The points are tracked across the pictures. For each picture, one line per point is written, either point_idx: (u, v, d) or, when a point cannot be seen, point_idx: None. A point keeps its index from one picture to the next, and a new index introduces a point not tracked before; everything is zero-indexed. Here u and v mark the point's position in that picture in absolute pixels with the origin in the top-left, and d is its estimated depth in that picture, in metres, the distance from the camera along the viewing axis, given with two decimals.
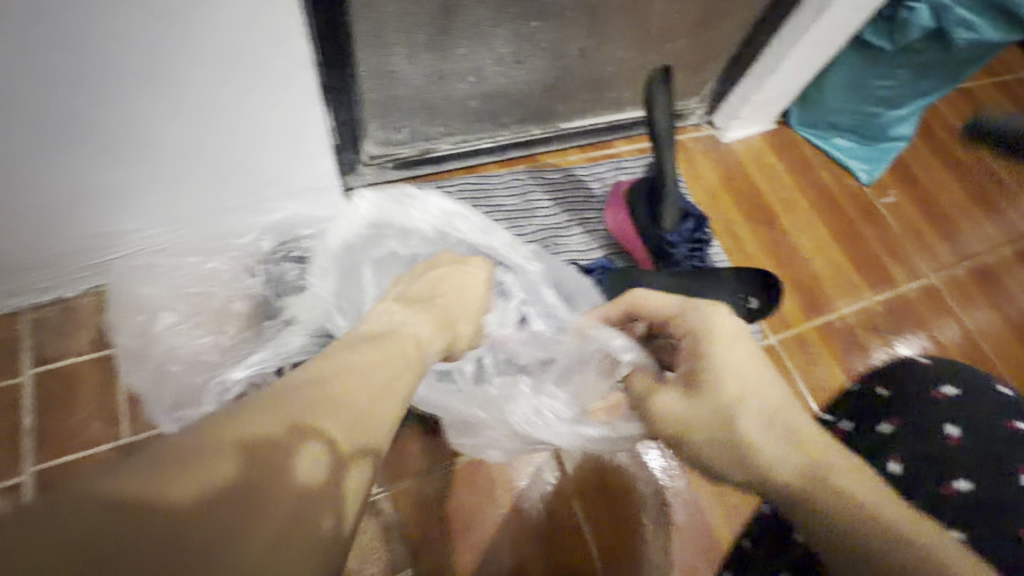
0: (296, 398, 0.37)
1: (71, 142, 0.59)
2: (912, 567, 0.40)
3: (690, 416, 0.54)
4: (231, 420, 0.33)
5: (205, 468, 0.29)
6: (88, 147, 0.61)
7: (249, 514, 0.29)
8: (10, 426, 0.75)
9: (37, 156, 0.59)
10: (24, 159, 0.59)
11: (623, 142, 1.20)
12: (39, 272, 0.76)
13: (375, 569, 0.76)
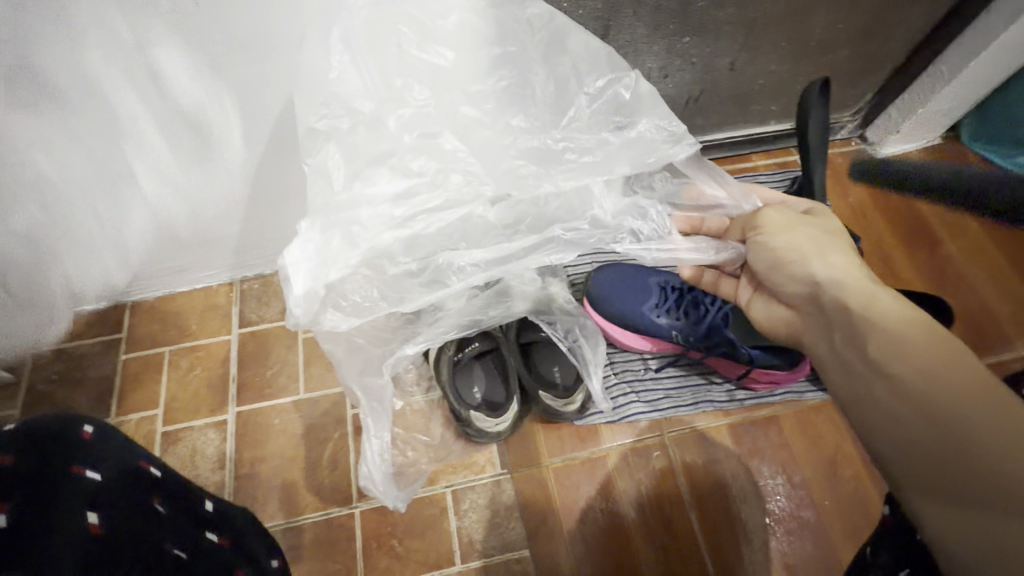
0: None
1: (272, 154, 0.77)
2: (933, 413, 0.40)
3: (771, 233, 0.61)
4: None
5: None
6: (281, 157, 0.78)
7: None
8: (221, 373, 0.93)
9: (247, 167, 0.78)
10: (236, 170, 0.78)
11: (762, 156, 1.16)
12: (249, 251, 0.94)
13: (498, 545, 0.82)
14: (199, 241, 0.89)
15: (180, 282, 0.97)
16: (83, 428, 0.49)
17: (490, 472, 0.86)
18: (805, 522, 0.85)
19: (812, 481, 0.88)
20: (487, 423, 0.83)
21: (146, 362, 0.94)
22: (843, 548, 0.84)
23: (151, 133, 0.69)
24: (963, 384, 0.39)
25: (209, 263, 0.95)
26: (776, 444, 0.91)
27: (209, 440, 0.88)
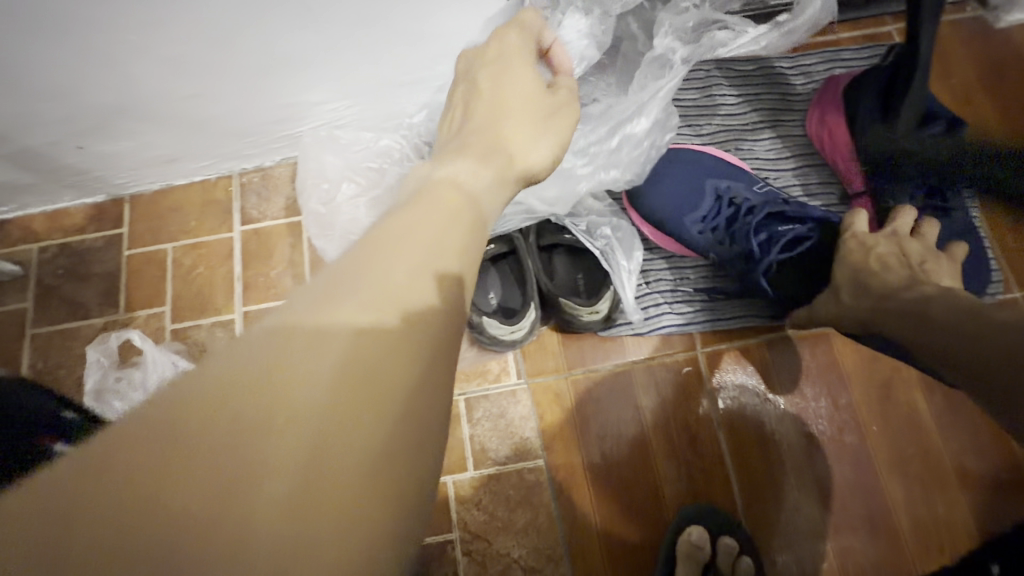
0: (355, 295, 0.31)
1: (258, 41, 0.65)
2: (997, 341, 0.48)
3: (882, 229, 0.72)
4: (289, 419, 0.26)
5: (314, 367, 0.27)
6: (274, 46, 0.67)
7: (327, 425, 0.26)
8: (225, 270, 0.88)
9: (235, 60, 0.68)
10: (218, 64, 0.68)
11: (848, 25, 0.94)
12: (242, 140, 0.85)
13: (510, 454, 0.79)
14: (186, 127, 0.78)
15: (175, 176, 0.89)
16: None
17: (504, 381, 0.81)
18: (847, 448, 0.78)
19: (860, 403, 0.80)
20: (502, 330, 0.76)
21: (150, 259, 0.90)
22: (887, 476, 0.77)
23: (119, 34, 0.60)
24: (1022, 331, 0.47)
25: (203, 154, 0.86)
26: (823, 364, 0.81)
27: (219, 338, 0.86)
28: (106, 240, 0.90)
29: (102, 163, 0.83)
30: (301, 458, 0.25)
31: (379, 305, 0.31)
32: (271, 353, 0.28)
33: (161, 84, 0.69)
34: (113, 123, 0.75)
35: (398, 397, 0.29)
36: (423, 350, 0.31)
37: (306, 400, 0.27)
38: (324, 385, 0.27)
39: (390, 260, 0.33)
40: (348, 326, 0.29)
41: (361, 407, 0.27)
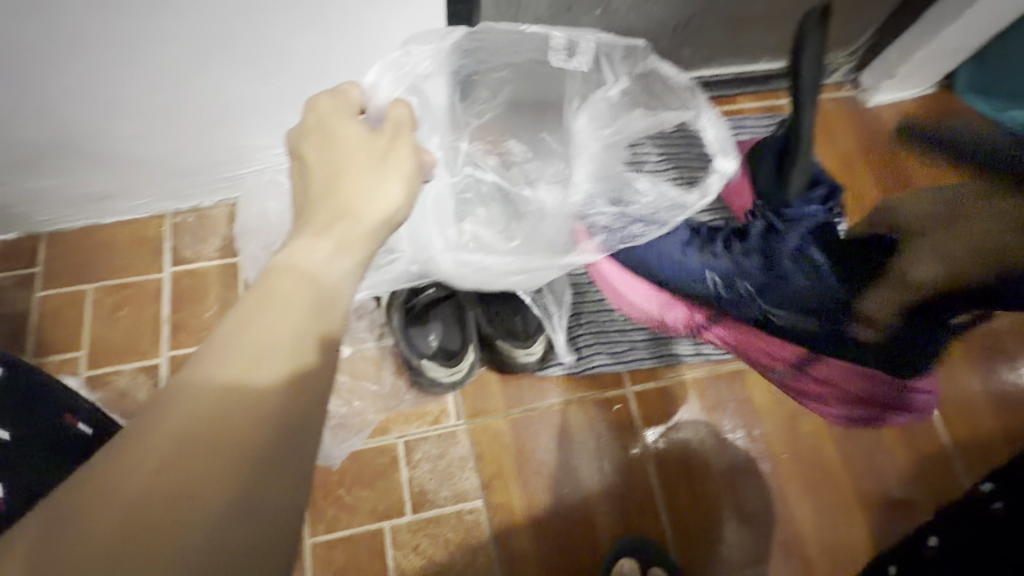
0: (231, 352, 0.32)
1: (203, 84, 0.67)
2: None
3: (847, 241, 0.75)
4: (162, 469, 0.28)
5: (184, 419, 0.30)
6: (219, 91, 0.69)
7: (201, 467, 0.29)
8: (152, 312, 0.85)
9: (177, 103, 0.69)
10: (160, 106, 0.69)
11: (751, 97, 1.08)
12: (178, 180, 0.83)
13: (450, 495, 0.79)
14: (119, 166, 0.77)
15: (103, 214, 0.86)
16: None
17: (445, 422, 0.82)
18: (762, 476, 0.85)
19: (772, 435, 0.88)
20: (441, 371, 0.79)
21: (67, 300, 0.85)
22: (797, 500, 0.84)
23: (56, 67, 0.60)
24: None
25: (135, 193, 0.84)
26: (738, 398, 0.89)
27: (143, 384, 0.81)
28: (17, 280, 0.85)
29: (21, 199, 0.79)
30: (173, 504, 0.28)
31: (218, 393, 0.31)
32: (103, 469, 0.29)
33: (98, 123, 0.69)
34: (38, 159, 0.72)
35: (217, 489, 0.29)
36: (257, 435, 0.30)
37: (124, 506, 0.28)
38: (140, 491, 0.28)
39: (233, 355, 0.32)
40: (170, 434, 0.29)
41: (180, 501, 0.28)
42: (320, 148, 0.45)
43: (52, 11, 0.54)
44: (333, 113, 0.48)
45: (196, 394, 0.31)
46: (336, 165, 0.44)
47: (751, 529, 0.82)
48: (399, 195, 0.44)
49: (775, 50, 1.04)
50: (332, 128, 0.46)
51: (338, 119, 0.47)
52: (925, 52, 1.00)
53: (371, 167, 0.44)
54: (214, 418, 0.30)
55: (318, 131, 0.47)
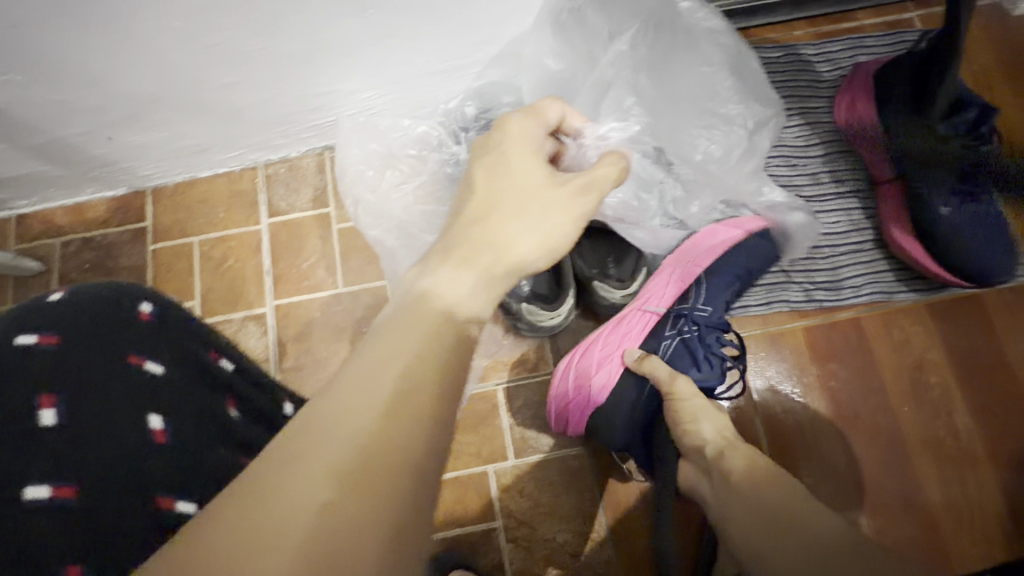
0: (396, 343, 0.33)
1: (285, 26, 0.64)
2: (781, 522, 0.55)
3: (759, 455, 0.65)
4: (343, 450, 0.27)
5: (360, 397, 0.29)
6: (300, 31, 0.65)
7: (386, 451, 0.28)
8: (255, 263, 0.87)
9: (261, 46, 0.66)
10: (249, 49, 0.66)
11: (872, 11, 0.95)
12: (271, 130, 0.83)
13: (551, 442, 0.79)
14: (218, 115, 0.77)
15: (202, 167, 0.88)
16: (140, 308, 0.46)
17: (544, 370, 0.81)
18: (878, 431, 0.80)
19: (892, 386, 0.82)
20: (541, 315, 0.75)
21: (177, 252, 0.88)
22: (921, 456, 0.79)
23: (158, 19, 0.59)
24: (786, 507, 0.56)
25: (231, 144, 0.84)
26: (853, 348, 0.83)
27: (254, 332, 0.84)
28: (131, 234, 0.88)
29: (128, 153, 0.81)
30: (358, 493, 0.27)
31: (394, 377, 0.31)
32: (266, 486, 0.26)
33: (200, 72, 0.68)
34: (145, 112, 0.73)
35: (404, 479, 0.28)
36: (430, 419, 0.30)
37: (307, 516, 0.25)
38: (328, 499, 0.26)
39: (371, 374, 0.30)
40: (342, 440, 0.28)
41: (370, 489, 0.27)
42: (491, 175, 0.47)
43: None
44: (514, 136, 0.50)
45: (370, 376, 0.30)
46: (497, 204, 0.45)
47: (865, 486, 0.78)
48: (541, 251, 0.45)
49: None
50: (509, 158, 0.48)
51: (513, 153, 0.48)
52: None
53: (529, 210, 0.45)
54: (385, 397, 0.30)
55: (493, 155, 0.48)
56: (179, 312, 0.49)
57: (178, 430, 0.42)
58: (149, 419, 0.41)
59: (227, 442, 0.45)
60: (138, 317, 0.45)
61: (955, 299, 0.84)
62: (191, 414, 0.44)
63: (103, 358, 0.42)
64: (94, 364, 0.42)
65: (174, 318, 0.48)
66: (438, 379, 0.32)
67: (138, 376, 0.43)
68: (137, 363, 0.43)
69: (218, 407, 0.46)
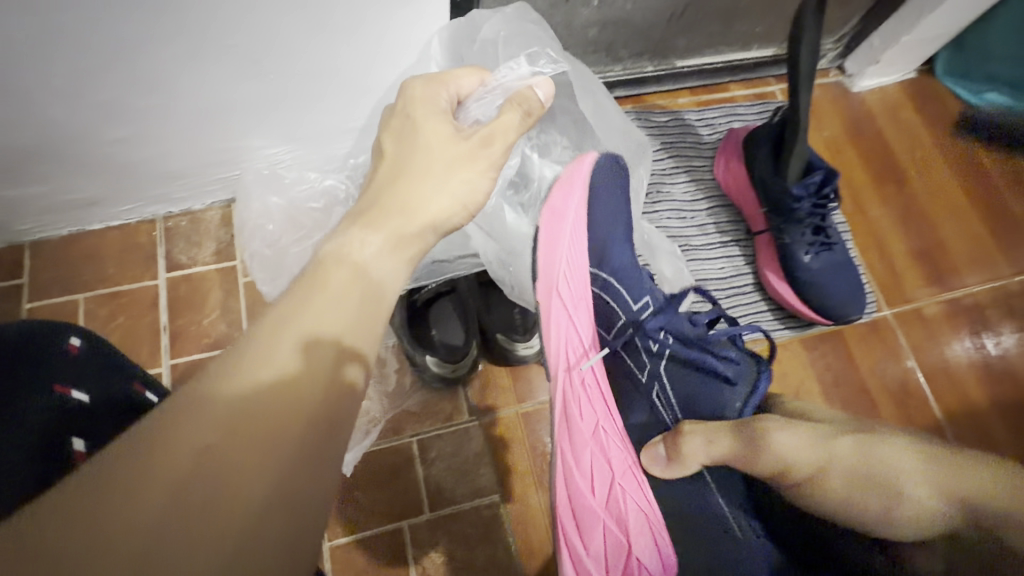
0: (262, 356, 0.32)
1: (182, 84, 0.64)
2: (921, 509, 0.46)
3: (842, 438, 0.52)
4: (178, 469, 0.28)
5: (210, 413, 0.30)
6: (199, 87, 0.65)
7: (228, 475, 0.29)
8: (149, 321, 0.82)
9: (158, 103, 0.66)
10: (144, 105, 0.65)
11: (742, 85, 1.09)
12: (171, 183, 0.81)
13: (466, 492, 0.79)
14: (110, 169, 0.74)
15: (91, 220, 0.83)
16: (70, 342, 0.43)
17: (457, 419, 0.82)
18: None
19: None
20: (444, 368, 0.77)
21: (58, 311, 0.82)
22: None
23: (41, 73, 0.57)
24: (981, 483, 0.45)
25: (123, 198, 0.81)
26: None
27: None
28: (3, 293, 0.81)
29: (1, 208, 0.75)
30: (187, 514, 0.28)
31: (252, 400, 0.31)
32: (87, 499, 0.27)
33: (91, 126, 0.66)
34: (25, 165, 0.69)
35: (231, 514, 0.29)
36: (287, 447, 0.31)
37: (118, 537, 0.26)
38: (145, 526, 0.27)
39: (222, 397, 0.31)
40: (169, 468, 0.28)
41: (206, 507, 0.28)
42: (398, 141, 0.50)
43: (32, 14, 0.51)
44: (419, 102, 0.53)
45: (224, 394, 0.31)
46: (402, 168, 0.48)
47: None
48: (455, 209, 0.49)
49: (765, 37, 1.06)
50: (412, 121, 0.51)
51: (419, 110, 0.52)
52: (910, 36, 1.02)
53: (433, 171, 0.48)
54: (240, 420, 0.30)
55: (398, 120, 0.52)
56: (111, 345, 0.46)
57: None
58: (73, 444, 0.40)
59: None
60: (68, 351, 0.42)
61: (823, 334, 0.95)
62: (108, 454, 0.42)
63: (21, 391, 0.39)
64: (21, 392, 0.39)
65: (108, 353, 0.45)
66: (297, 417, 0.32)
67: (64, 411, 0.41)
68: (62, 394, 0.41)
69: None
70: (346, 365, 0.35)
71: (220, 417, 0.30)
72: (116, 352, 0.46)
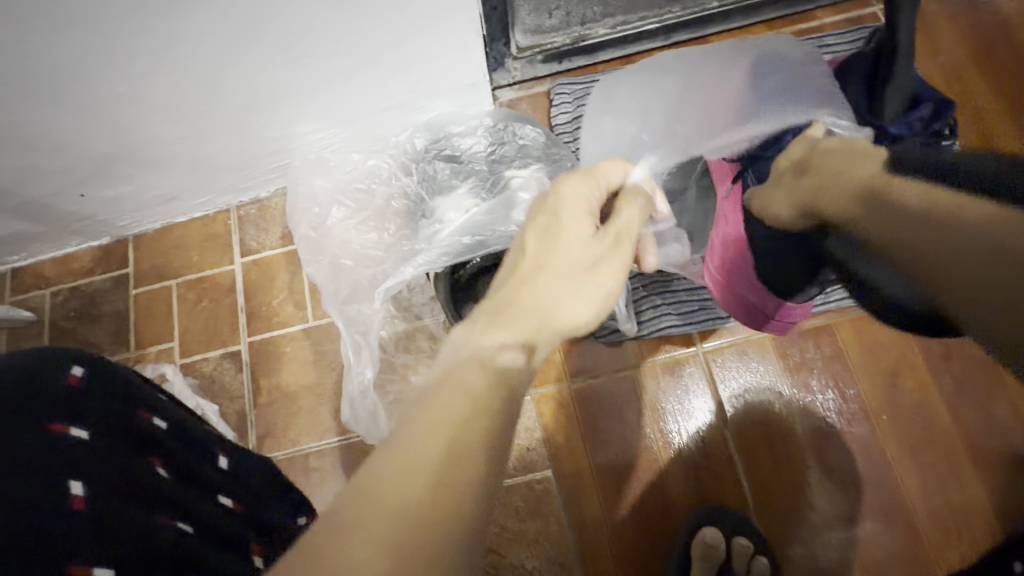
0: (468, 368, 0.39)
1: (220, 77, 0.66)
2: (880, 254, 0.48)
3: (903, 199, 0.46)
4: (427, 448, 0.33)
5: (437, 420, 0.34)
6: (235, 77, 0.67)
7: (464, 468, 0.33)
8: (229, 303, 0.90)
9: (204, 99, 0.69)
10: (191, 101, 0.69)
11: (832, 10, 0.94)
12: (237, 174, 0.86)
13: (518, 466, 0.79)
14: (181, 165, 0.80)
15: (176, 213, 0.92)
16: (69, 371, 0.43)
17: None
18: (855, 438, 0.78)
19: (868, 392, 0.79)
20: None
21: (156, 297, 0.92)
22: (902, 466, 0.77)
23: (97, 81, 0.62)
24: (944, 219, 0.42)
25: (199, 191, 0.88)
26: (829, 356, 0.81)
27: (227, 369, 0.87)
28: (115, 281, 0.93)
29: (102, 207, 0.85)
30: (438, 523, 0.30)
31: (465, 408, 0.36)
32: (337, 550, 0.28)
33: (150, 126, 0.72)
34: (111, 168, 0.77)
35: (450, 541, 0.30)
36: (477, 421, 0.36)
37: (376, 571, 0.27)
38: (388, 565, 0.27)
39: (426, 433, 0.33)
40: (400, 503, 0.30)
41: (444, 508, 0.31)
42: (542, 240, 0.48)
43: (89, 28, 0.54)
44: (569, 202, 0.50)
45: (437, 411, 0.35)
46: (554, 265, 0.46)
47: (847, 493, 0.76)
48: (589, 312, 0.47)
49: None
50: (561, 224, 0.48)
51: (567, 205, 0.50)
52: None
53: (572, 269, 0.46)
54: (447, 422, 0.34)
55: (545, 219, 0.49)
56: (111, 367, 0.46)
57: (106, 493, 0.39)
58: (70, 485, 0.38)
59: (158, 501, 0.43)
60: (67, 383, 0.42)
61: None
62: (111, 478, 0.40)
63: (22, 429, 0.38)
64: (19, 437, 0.37)
65: (108, 378, 0.45)
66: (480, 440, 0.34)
67: (59, 443, 0.39)
68: (59, 431, 0.40)
69: (138, 468, 0.43)
70: (509, 355, 0.41)
71: (430, 421, 0.34)
72: (124, 377, 0.47)
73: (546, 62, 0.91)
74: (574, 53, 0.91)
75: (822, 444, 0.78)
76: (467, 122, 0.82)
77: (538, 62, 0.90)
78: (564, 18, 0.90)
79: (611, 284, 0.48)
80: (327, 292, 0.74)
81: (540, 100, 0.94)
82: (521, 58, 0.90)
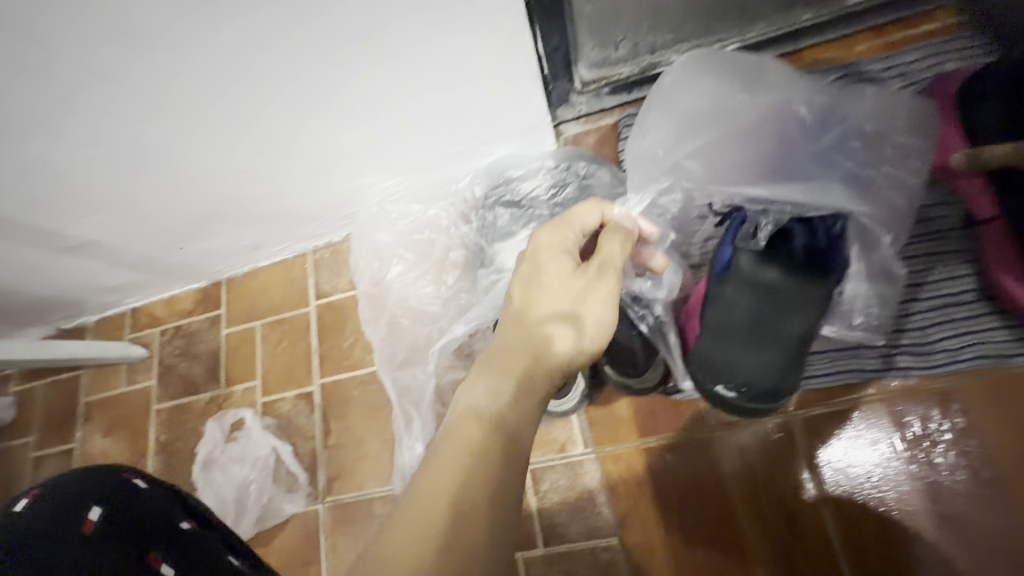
0: (469, 428, 0.40)
1: (284, 140, 0.69)
2: None
3: None
4: (423, 514, 0.35)
5: (438, 481, 0.37)
6: (297, 139, 0.70)
7: (460, 532, 0.35)
8: (305, 345, 0.95)
9: (270, 162, 0.73)
10: (259, 164, 0.73)
11: (961, 7, 0.79)
12: (310, 223, 0.90)
13: (581, 530, 0.74)
14: (260, 219, 0.85)
15: (260, 259, 0.98)
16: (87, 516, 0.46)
17: (572, 451, 0.77)
18: (996, 531, 0.64)
19: (1012, 475, 0.65)
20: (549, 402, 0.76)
21: (243, 337, 0.99)
22: None
23: (176, 151, 0.68)
24: None
25: (279, 239, 0.93)
26: (958, 428, 0.67)
27: (301, 410, 0.91)
28: (210, 321, 1.01)
29: (198, 257, 0.93)
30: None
31: (467, 461, 0.38)
32: None
33: (226, 188, 0.77)
34: (200, 226, 0.84)
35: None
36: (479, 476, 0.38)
37: None
38: None
39: (430, 491, 0.37)
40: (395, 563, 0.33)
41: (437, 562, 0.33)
42: (525, 287, 0.50)
43: (167, 106, 0.60)
44: (546, 247, 0.53)
45: (441, 469, 0.38)
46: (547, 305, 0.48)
47: None
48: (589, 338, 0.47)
49: None
50: (540, 268, 0.51)
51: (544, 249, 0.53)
52: None
53: (560, 301, 0.48)
54: (453, 480, 0.37)
55: (525, 267, 0.52)
56: (139, 501, 0.49)
57: None
58: None
59: None
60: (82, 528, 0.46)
61: None
62: None
63: None
64: None
65: (127, 517, 0.47)
66: (478, 502, 0.36)
67: None
68: None
69: None
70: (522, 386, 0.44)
71: (439, 489, 0.37)
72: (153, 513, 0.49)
73: (613, 94, 0.86)
74: (644, 83, 0.85)
75: (950, 534, 0.64)
76: (526, 167, 0.81)
77: (605, 95, 0.86)
78: (632, 48, 0.83)
79: (604, 311, 0.48)
80: (383, 356, 0.76)
81: (608, 133, 0.88)
82: (587, 92, 0.86)
